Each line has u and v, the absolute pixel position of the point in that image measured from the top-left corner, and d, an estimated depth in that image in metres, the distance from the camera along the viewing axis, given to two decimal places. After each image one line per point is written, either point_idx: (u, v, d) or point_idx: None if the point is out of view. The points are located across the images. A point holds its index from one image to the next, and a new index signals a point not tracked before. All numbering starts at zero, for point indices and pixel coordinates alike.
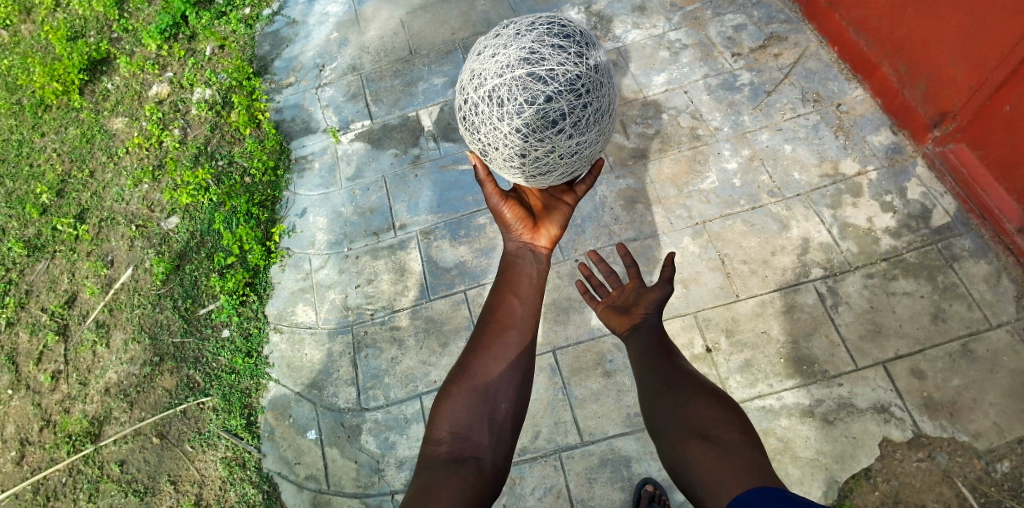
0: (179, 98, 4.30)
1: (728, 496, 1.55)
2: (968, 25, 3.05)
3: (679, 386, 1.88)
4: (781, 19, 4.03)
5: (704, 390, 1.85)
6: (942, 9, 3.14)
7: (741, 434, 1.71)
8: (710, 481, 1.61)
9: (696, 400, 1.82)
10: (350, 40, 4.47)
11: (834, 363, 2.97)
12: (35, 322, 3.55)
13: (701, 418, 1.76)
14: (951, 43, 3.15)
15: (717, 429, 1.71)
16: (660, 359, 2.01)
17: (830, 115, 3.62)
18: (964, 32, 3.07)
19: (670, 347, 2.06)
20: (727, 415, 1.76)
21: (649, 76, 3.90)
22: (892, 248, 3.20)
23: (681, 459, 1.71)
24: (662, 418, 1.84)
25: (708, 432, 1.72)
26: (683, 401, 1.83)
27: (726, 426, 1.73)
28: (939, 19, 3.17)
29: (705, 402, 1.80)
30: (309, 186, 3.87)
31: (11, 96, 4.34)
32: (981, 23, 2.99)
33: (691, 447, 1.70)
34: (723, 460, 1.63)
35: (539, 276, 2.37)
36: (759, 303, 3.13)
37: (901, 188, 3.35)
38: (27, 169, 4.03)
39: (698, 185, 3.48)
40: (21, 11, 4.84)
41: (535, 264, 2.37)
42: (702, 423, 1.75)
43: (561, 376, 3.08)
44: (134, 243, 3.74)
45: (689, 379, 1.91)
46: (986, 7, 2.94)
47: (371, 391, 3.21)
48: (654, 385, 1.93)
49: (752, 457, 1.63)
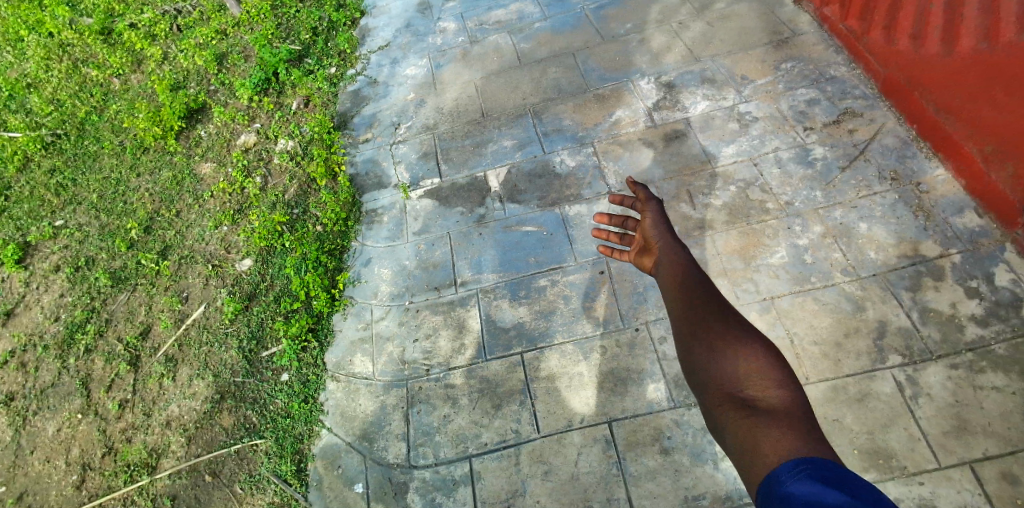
0: (264, 147, 4.59)
1: (767, 464, 1.54)
2: (965, 86, 3.39)
3: (709, 328, 1.85)
4: (855, 95, 3.97)
5: (745, 329, 1.84)
6: (963, 78, 3.40)
7: (783, 390, 1.70)
8: (747, 451, 1.59)
9: (734, 347, 1.79)
10: (427, 101, 4.69)
11: (914, 458, 2.75)
12: (110, 351, 3.71)
13: (749, 383, 1.72)
14: (1013, 113, 3.14)
15: (754, 390, 1.70)
16: (687, 296, 1.97)
17: (910, 195, 3.48)
18: (964, 91, 3.40)
19: (697, 277, 2.01)
20: (775, 372, 1.73)
21: (718, 146, 3.91)
22: (978, 338, 2.99)
23: (717, 422, 1.71)
24: (694, 375, 1.82)
25: (747, 397, 1.70)
26: (716, 354, 1.80)
27: (768, 385, 1.71)
28: (967, 91, 3.39)
29: (745, 348, 1.78)
30: (376, 238, 3.99)
31: (116, 138, 4.75)
32: (955, 82, 3.45)
33: (728, 413, 1.69)
34: (760, 427, 1.61)
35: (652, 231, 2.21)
36: (830, 388, 2.97)
37: (987, 274, 3.16)
38: (121, 206, 4.33)
39: (767, 259, 3.39)
40: (132, 62, 5.34)
41: (650, 233, 2.22)
42: (738, 380, 1.73)
43: (616, 449, 2.98)
44: (209, 281, 3.92)
45: (725, 315, 1.89)
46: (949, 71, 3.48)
47: (421, 448, 3.17)
48: (680, 330, 1.91)
49: (794, 427, 1.60)
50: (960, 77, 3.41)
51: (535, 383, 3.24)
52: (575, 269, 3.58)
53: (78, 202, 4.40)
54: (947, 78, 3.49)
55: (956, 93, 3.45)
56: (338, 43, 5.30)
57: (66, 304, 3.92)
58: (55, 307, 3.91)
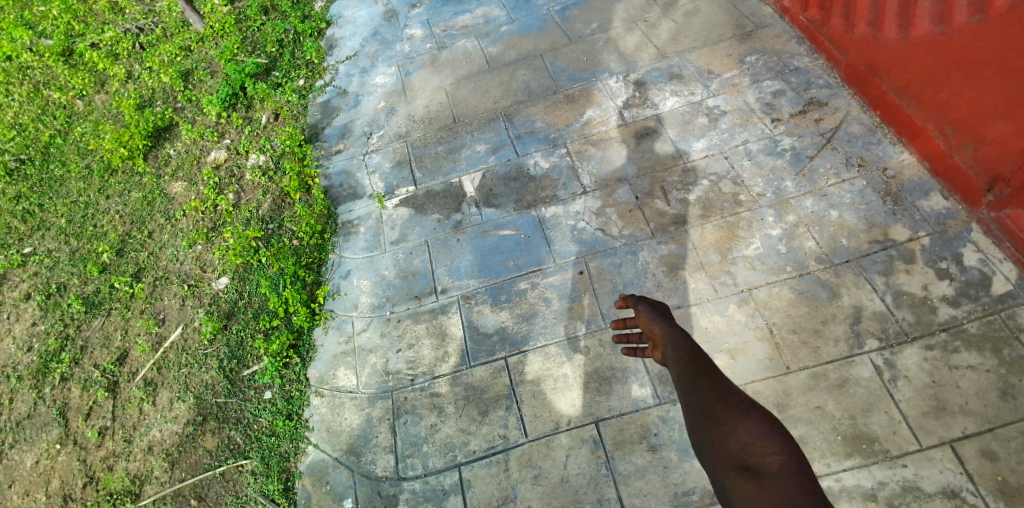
0: (235, 163, 4.53)
1: None
2: (922, 69, 3.47)
3: (714, 401, 1.83)
4: (820, 84, 4.04)
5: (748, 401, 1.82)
6: (920, 61, 3.47)
7: (786, 455, 1.65)
8: None
9: (737, 416, 1.76)
10: (397, 109, 4.67)
11: (896, 441, 2.80)
12: (87, 378, 3.63)
13: (753, 450, 1.68)
14: (970, 94, 3.22)
15: (759, 456, 1.66)
16: (690, 375, 1.96)
17: (877, 180, 3.55)
18: (922, 74, 3.48)
19: (701, 360, 2.00)
20: (780, 440, 1.69)
21: (689, 142, 3.94)
22: (951, 318, 3.05)
23: (724, 492, 1.66)
24: (700, 448, 1.77)
25: (753, 464, 1.65)
26: (721, 424, 1.76)
27: (773, 450, 1.66)
28: (924, 74, 3.46)
29: (749, 417, 1.75)
30: (354, 249, 3.96)
31: (82, 160, 4.66)
32: (913, 66, 3.52)
33: (735, 482, 1.63)
34: (768, 493, 1.56)
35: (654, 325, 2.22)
36: (811, 376, 3.01)
37: (956, 254, 3.23)
38: (90, 230, 4.25)
39: (742, 251, 3.43)
40: (95, 83, 5.24)
41: (651, 324, 2.22)
42: (744, 447, 1.69)
43: (604, 449, 3.00)
44: (185, 302, 3.86)
45: (727, 389, 1.88)
46: (906, 55, 3.55)
47: (410, 459, 3.15)
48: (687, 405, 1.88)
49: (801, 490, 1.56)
50: (917, 60, 3.49)
51: (520, 387, 3.24)
52: (555, 270, 3.59)
53: (46, 228, 4.30)
54: (905, 62, 3.57)
55: (915, 76, 3.52)
56: (304, 54, 5.25)
57: (38, 333, 3.83)
58: (28, 337, 3.82)
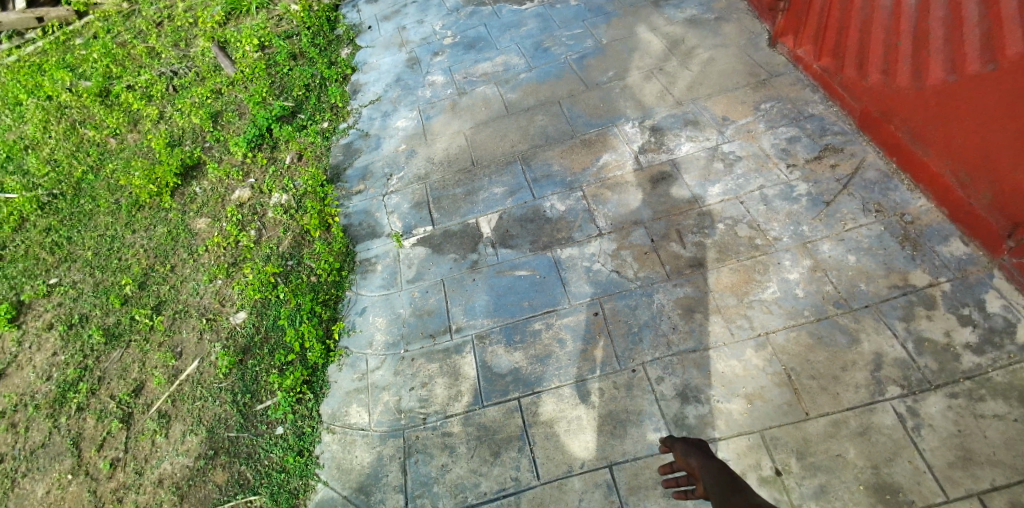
0: (258, 201, 4.64)
1: None
2: (937, 116, 3.50)
3: None
4: (834, 131, 4.08)
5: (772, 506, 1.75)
6: (934, 108, 3.51)
7: None
8: None
9: None
10: (417, 151, 4.78)
11: (921, 493, 2.71)
12: (102, 408, 3.65)
13: None
14: (986, 141, 3.24)
15: None
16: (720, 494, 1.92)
17: (895, 226, 3.54)
18: (937, 121, 3.51)
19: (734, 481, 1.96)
20: None
21: (705, 186, 3.98)
22: (975, 366, 2.99)
23: None
24: None
25: None
26: None
27: None
28: (939, 121, 3.49)
29: None
30: (370, 287, 4.00)
31: (112, 196, 4.81)
32: (927, 113, 3.56)
33: None
34: None
35: (691, 459, 2.23)
36: (831, 423, 2.94)
37: (978, 301, 3.18)
38: (115, 263, 4.35)
39: (759, 295, 3.42)
40: (129, 122, 5.46)
41: (689, 458, 2.24)
42: None
43: (618, 494, 2.93)
44: (203, 335, 3.90)
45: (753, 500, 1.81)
46: (920, 102, 3.59)
47: (419, 500, 3.10)
48: None
49: None
50: (931, 108, 3.52)
51: (533, 428, 3.20)
52: (569, 311, 3.59)
53: (73, 260, 4.42)
54: (919, 109, 3.61)
55: (929, 123, 3.55)
56: (329, 98, 5.45)
57: (58, 363, 3.88)
58: (48, 366, 3.87)
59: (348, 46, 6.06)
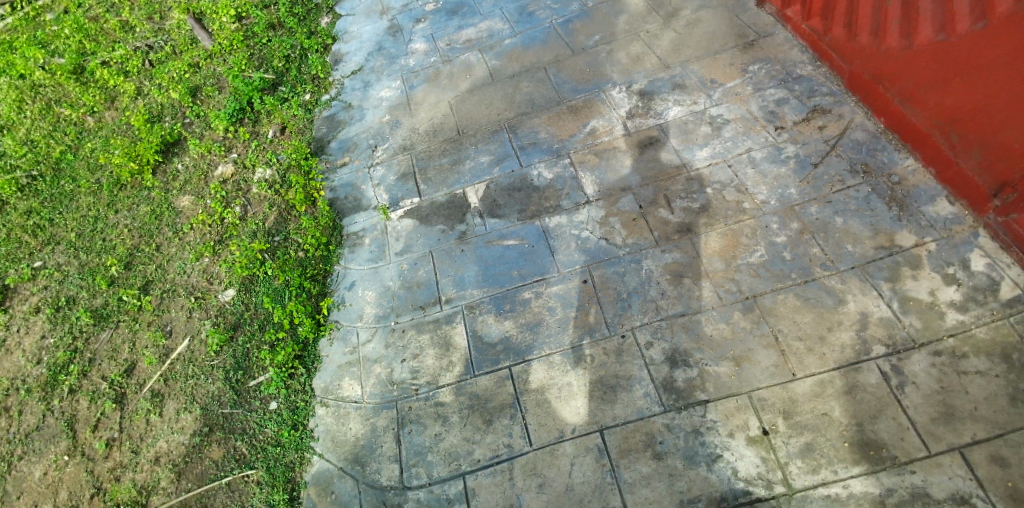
0: (242, 177, 4.58)
1: None
2: (928, 75, 3.45)
3: None
4: (823, 92, 4.04)
5: None
6: (927, 68, 3.45)
7: None
8: None
9: None
10: (401, 122, 4.71)
11: (904, 447, 2.77)
12: (94, 390, 3.66)
13: None
14: (977, 100, 3.20)
15: None
16: None
17: (882, 187, 3.54)
18: (928, 80, 3.46)
19: None
20: None
21: (693, 150, 3.96)
22: (959, 323, 3.03)
23: None
24: None
25: None
26: None
27: None
28: (931, 80, 3.43)
29: None
30: (359, 260, 3.99)
31: (93, 175, 4.73)
32: (919, 71, 3.50)
33: None
34: None
35: None
36: (818, 383, 2.99)
37: (963, 260, 3.21)
38: (100, 243, 4.30)
39: (747, 258, 3.43)
40: (105, 100, 5.33)
41: None
42: None
43: (609, 457, 2.98)
44: (192, 314, 3.89)
45: None
46: (912, 61, 3.53)
47: (414, 468, 3.15)
48: None
49: None
50: (923, 67, 3.47)
51: (524, 396, 3.24)
52: (559, 279, 3.59)
53: (56, 241, 4.36)
54: (910, 68, 3.55)
55: (921, 83, 3.50)
56: (310, 69, 5.34)
57: (48, 346, 3.86)
58: (37, 350, 3.86)
59: (329, 14, 5.90)
